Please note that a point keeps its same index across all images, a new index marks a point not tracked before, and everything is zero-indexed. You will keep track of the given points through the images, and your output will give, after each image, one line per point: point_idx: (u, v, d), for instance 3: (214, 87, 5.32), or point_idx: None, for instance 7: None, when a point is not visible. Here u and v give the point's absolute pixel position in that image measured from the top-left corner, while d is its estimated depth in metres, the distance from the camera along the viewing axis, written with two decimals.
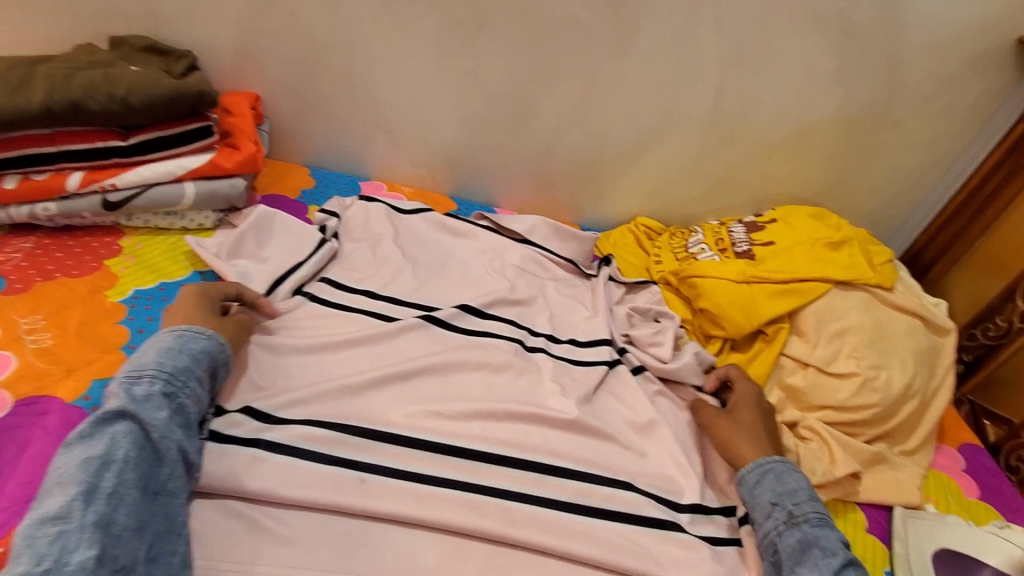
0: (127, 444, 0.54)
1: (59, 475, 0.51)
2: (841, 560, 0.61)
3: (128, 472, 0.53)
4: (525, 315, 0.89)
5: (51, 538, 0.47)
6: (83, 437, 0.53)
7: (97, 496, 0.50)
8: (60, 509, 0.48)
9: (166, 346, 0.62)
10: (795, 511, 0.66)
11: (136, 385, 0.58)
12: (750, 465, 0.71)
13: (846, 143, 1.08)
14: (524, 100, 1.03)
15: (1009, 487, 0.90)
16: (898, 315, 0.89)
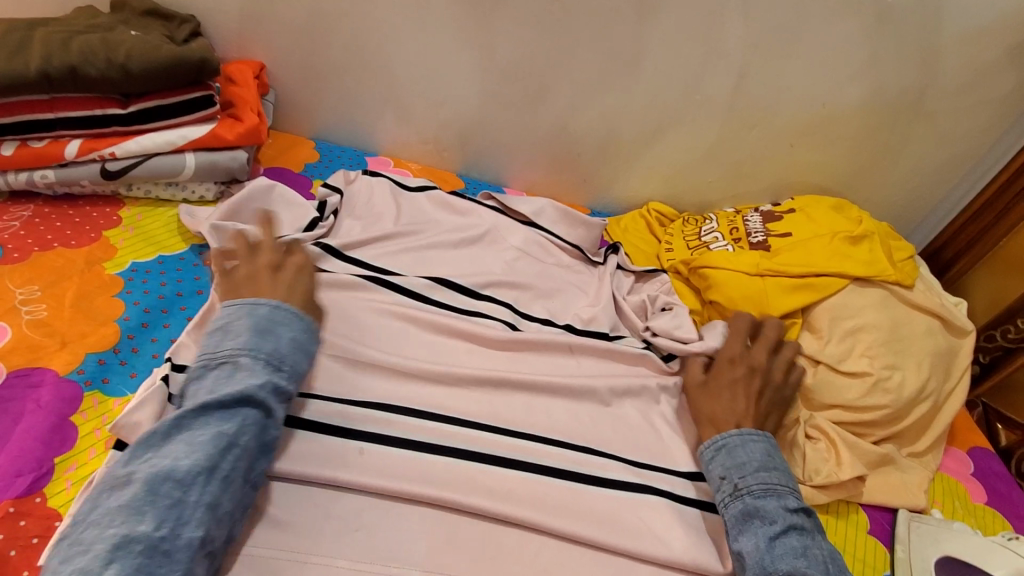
0: (252, 433, 0.54)
1: (190, 439, 0.52)
2: (780, 527, 0.62)
3: (242, 461, 0.54)
4: (522, 300, 0.88)
5: (169, 504, 0.48)
6: (218, 408, 0.54)
7: (214, 478, 0.51)
8: (183, 479, 0.50)
9: (299, 343, 0.62)
10: (742, 483, 0.67)
11: (273, 374, 0.58)
12: (708, 441, 0.72)
13: (873, 132, 1.03)
14: (537, 78, 1.00)
15: (1018, 494, 0.87)
16: (916, 315, 0.86)
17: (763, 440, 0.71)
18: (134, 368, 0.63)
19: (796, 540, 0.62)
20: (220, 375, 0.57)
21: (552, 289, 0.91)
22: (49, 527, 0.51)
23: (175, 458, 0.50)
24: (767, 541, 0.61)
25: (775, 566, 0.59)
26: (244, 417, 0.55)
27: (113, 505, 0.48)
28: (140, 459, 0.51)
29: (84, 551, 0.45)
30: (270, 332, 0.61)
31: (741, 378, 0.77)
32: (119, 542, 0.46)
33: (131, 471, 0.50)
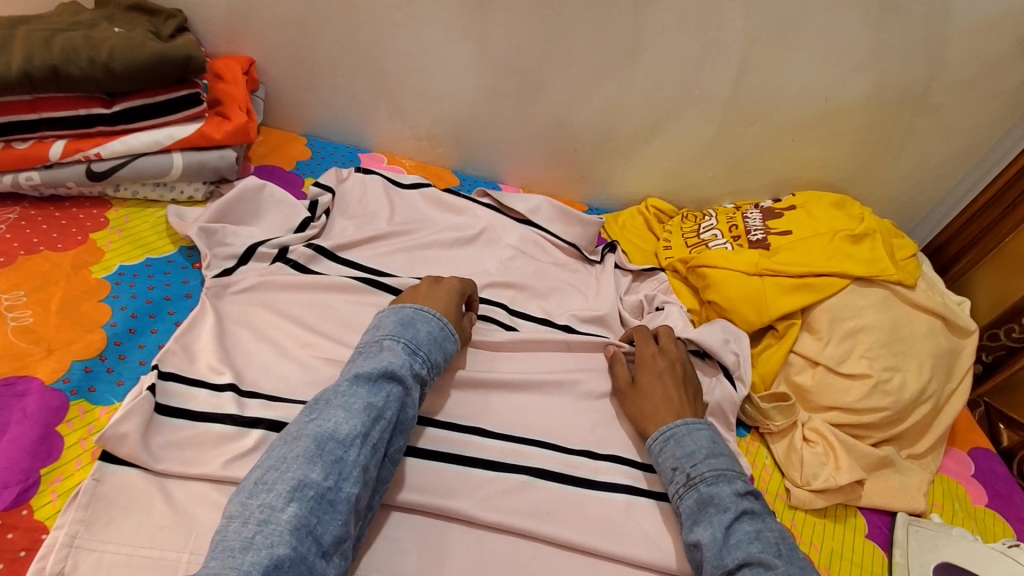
0: (395, 408, 0.59)
1: (346, 403, 0.57)
2: (733, 514, 0.60)
3: (388, 432, 0.58)
4: (517, 300, 0.87)
5: (333, 460, 0.52)
6: (370, 381, 0.59)
7: (367, 443, 0.55)
8: (344, 439, 0.54)
9: (435, 335, 0.66)
10: (693, 472, 0.65)
11: (411, 356, 0.63)
12: (656, 433, 0.69)
13: (877, 126, 1.01)
14: (532, 71, 0.97)
15: (1020, 496, 0.86)
16: (918, 315, 0.84)
17: (707, 426, 0.69)
18: (121, 376, 0.63)
19: (749, 524, 0.60)
20: (368, 354, 0.62)
21: (547, 289, 0.90)
22: (36, 540, 0.51)
23: (338, 420, 0.55)
24: (723, 531, 0.59)
25: (732, 557, 0.57)
26: (389, 392, 0.59)
27: (289, 455, 0.52)
28: (306, 419, 0.55)
29: (267, 490, 0.50)
30: (410, 326, 0.66)
31: (666, 369, 0.75)
32: (294, 486, 0.50)
33: (300, 428, 0.54)
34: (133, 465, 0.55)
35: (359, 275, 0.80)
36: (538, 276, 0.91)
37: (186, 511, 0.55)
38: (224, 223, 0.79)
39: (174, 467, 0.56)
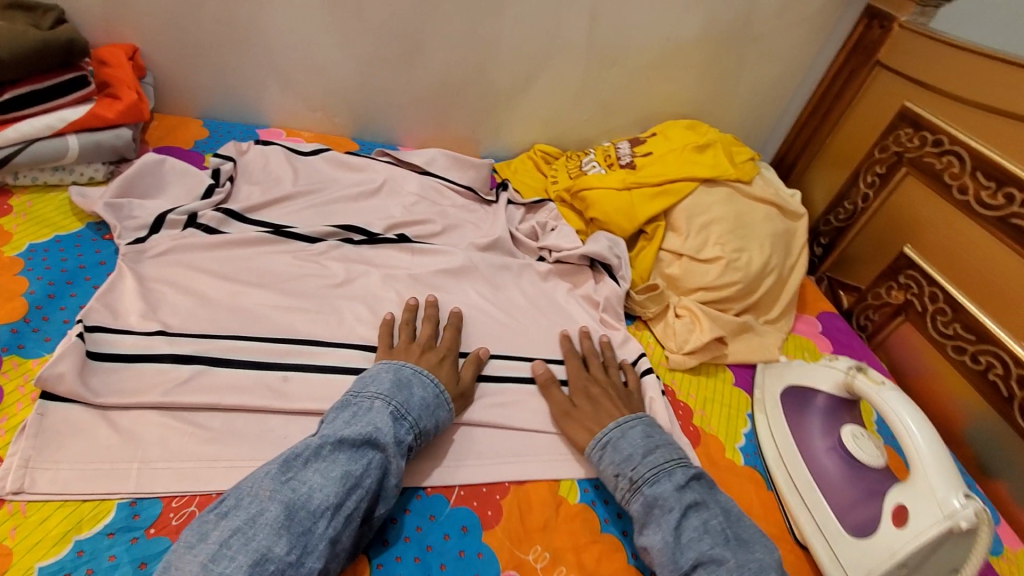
0: (374, 476, 0.58)
1: (324, 470, 0.56)
2: (678, 514, 0.61)
3: (364, 501, 0.57)
4: (422, 237, 0.97)
5: (300, 531, 0.52)
6: (353, 447, 0.58)
7: (338, 515, 0.54)
8: (315, 509, 0.53)
9: (428, 402, 0.66)
10: (635, 476, 0.66)
11: (398, 424, 0.62)
12: (591, 441, 0.70)
13: (714, 59, 1.18)
14: (410, 37, 1.07)
15: (859, 342, 1.05)
16: (757, 205, 1.02)
17: (639, 423, 0.71)
18: (48, 333, 0.67)
19: (696, 519, 0.62)
20: (355, 413, 0.62)
21: (448, 225, 1.00)
22: None
23: (312, 487, 0.54)
24: (672, 533, 0.60)
25: (686, 558, 0.59)
26: (369, 460, 0.58)
27: (260, 518, 0.51)
28: (281, 479, 0.55)
29: (229, 558, 0.49)
30: (405, 387, 0.66)
31: (601, 393, 0.76)
32: (256, 560, 0.49)
33: (274, 491, 0.54)
34: (74, 401, 0.61)
35: (266, 230, 0.88)
36: (439, 215, 1.01)
37: (131, 431, 0.61)
38: (128, 198, 0.84)
39: (112, 399, 0.62)
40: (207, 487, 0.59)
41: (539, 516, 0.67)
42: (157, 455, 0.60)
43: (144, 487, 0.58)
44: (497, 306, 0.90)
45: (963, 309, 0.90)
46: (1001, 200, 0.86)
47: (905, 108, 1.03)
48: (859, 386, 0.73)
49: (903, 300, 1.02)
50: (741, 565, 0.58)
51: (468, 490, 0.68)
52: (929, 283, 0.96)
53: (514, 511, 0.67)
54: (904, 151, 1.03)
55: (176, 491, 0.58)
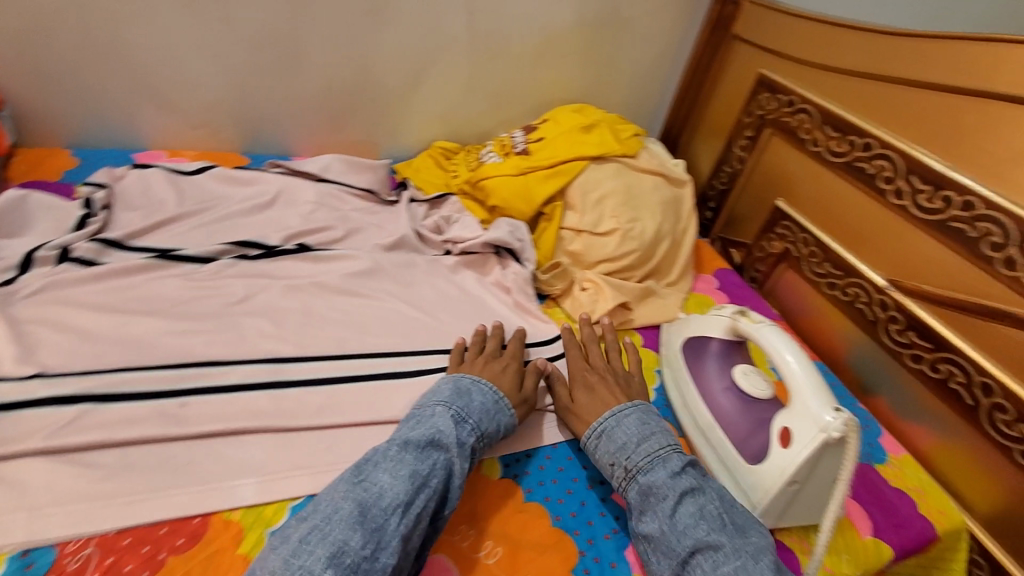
0: (440, 477, 0.60)
1: (392, 471, 0.59)
2: (673, 501, 0.62)
3: (433, 501, 0.59)
4: (325, 244, 0.96)
5: (373, 528, 0.54)
6: (417, 449, 0.62)
7: (408, 513, 0.56)
8: (386, 507, 0.56)
9: (488, 406, 0.69)
10: (630, 464, 0.67)
11: (461, 427, 0.66)
12: (589, 430, 0.72)
13: (592, 44, 1.24)
14: (288, 44, 1.05)
15: (751, 292, 1.14)
16: (643, 176, 1.09)
17: (635, 411, 0.72)
18: None
19: (691, 504, 0.62)
20: (421, 420, 0.66)
21: (351, 229, 0.99)
22: None
23: (384, 486, 0.57)
24: (669, 520, 0.61)
25: (682, 544, 0.60)
26: (434, 461, 0.61)
27: (336, 515, 0.55)
28: (354, 482, 0.58)
29: (310, 552, 0.51)
30: (466, 394, 0.70)
31: (599, 380, 0.78)
32: (335, 552, 0.52)
33: (348, 492, 0.57)
34: None
35: (151, 255, 0.84)
36: (340, 220, 1.00)
37: (14, 481, 0.57)
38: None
39: None
40: (107, 525, 0.56)
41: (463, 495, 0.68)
42: (46, 501, 0.56)
43: (33, 536, 0.54)
44: (408, 303, 0.90)
45: (830, 249, 1.01)
46: (845, 146, 0.97)
47: (762, 74, 1.14)
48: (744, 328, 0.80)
49: (782, 249, 1.12)
50: (737, 549, 0.58)
51: None
52: (801, 230, 1.07)
53: None
54: (765, 114, 1.13)
55: (72, 534, 0.55)
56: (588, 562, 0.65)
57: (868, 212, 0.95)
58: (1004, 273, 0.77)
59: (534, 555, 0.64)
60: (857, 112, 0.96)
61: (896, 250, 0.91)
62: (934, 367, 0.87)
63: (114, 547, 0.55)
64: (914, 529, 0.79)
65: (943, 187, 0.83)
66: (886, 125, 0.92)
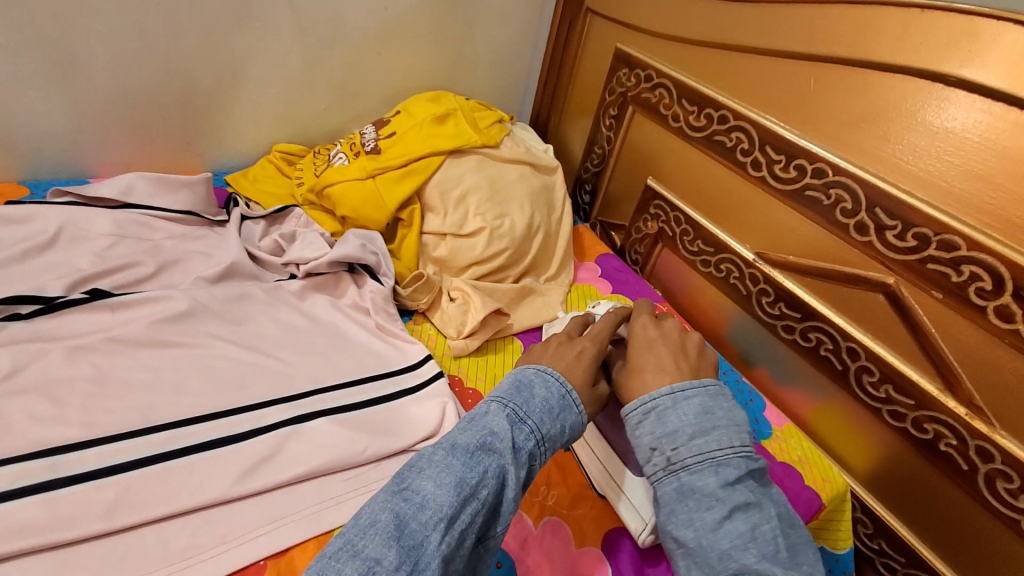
0: (492, 488, 0.49)
1: (435, 476, 0.48)
2: (721, 515, 0.51)
3: (481, 517, 0.48)
4: (129, 285, 0.78)
5: (409, 547, 0.44)
6: (467, 453, 0.50)
7: (453, 529, 0.46)
8: (427, 521, 0.46)
9: (551, 403, 0.57)
10: (675, 457, 0.54)
11: (518, 429, 0.53)
12: (634, 403, 0.59)
13: (441, 24, 1.13)
14: (51, 41, 0.84)
15: (633, 276, 1.10)
16: (508, 166, 1.01)
17: (699, 393, 0.57)
18: None
19: (742, 523, 0.51)
20: (473, 421, 0.54)
21: (163, 262, 0.82)
22: None
23: (427, 494, 0.47)
24: (708, 534, 0.51)
25: (723, 563, 0.50)
26: (486, 468, 0.50)
27: (371, 527, 0.45)
28: (393, 489, 0.48)
29: (336, 570, 0.42)
30: (526, 389, 0.57)
31: (659, 338, 0.66)
32: (366, 571, 0.42)
33: (386, 501, 0.47)
34: None
35: None
36: (150, 253, 0.83)
37: None
38: None
39: None
40: None
41: None
42: None
43: None
44: (243, 345, 0.76)
45: (701, 226, 0.99)
46: (704, 120, 0.94)
47: (618, 49, 1.09)
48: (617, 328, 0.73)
49: (657, 229, 1.09)
50: None
51: None
52: (672, 209, 1.04)
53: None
54: (626, 91, 1.09)
55: None
56: None
57: (731, 186, 0.93)
58: (859, 238, 0.77)
59: None
60: (710, 83, 0.93)
61: (760, 223, 0.90)
62: (805, 336, 0.87)
63: None
64: (802, 502, 0.79)
65: (796, 156, 0.82)
66: (738, 96, 0.89)
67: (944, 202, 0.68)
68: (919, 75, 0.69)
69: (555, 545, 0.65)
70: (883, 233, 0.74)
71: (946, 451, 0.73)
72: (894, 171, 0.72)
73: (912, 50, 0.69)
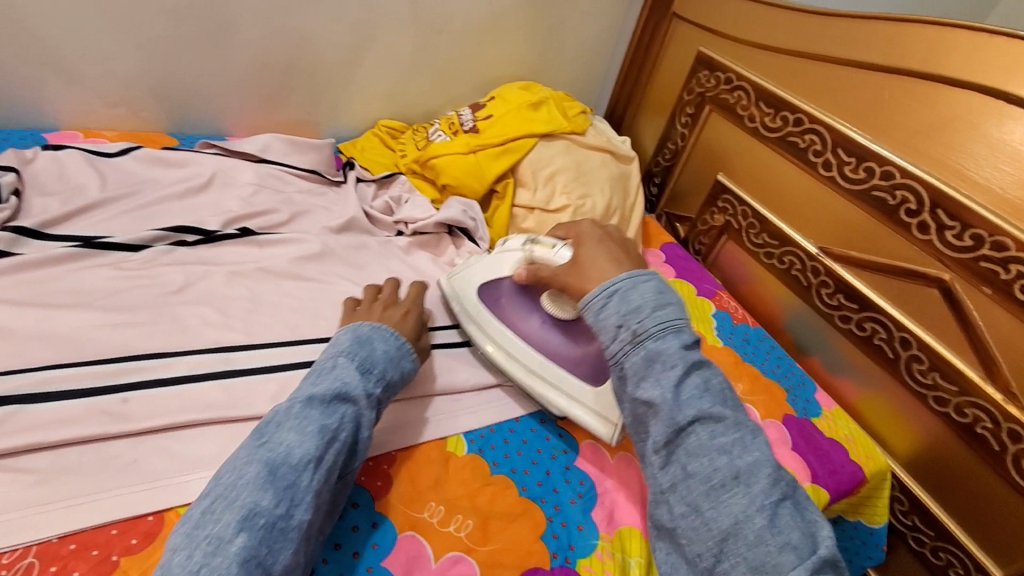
0: (349, 429, 0.58)
1: (294, 425, 0.55)
2: (682, 371, 0.58)
3: (342, 454, 0.56)
4: (268, 227, 0.91)
5: (286, 485, 0.51)
6: (324, 403, 0.58)
7: (321, 467, 0.54)
8: (297, 463, 0.52)
9: (391, 353, 0.67)
10: (639, 329, 0.61)
11: (368, 377, 0.63)
12: (598, 289, 0.65)
13: (536, 20, 1.23)
14: (212, 13, 0.97)
15: (696, 264, 1.19)
16: (592, 152, 1.11)
17: (652, 277, 0.65)
18: None
19: (697, 378, 0.59)
20: (321, 375, 0.61)
21: (295, 210, 0.96)
22: None
23: (291, 443, 0.53)
24: (672, 389, 0.58)
25: (684, 414, 0.57)
26: (343, 413, 0.58)
27: (240, 480, 0.51)
28: (257, 444, 0.54)
29: (216, 520, 0.48)
30: (367, 343, 0.67)
31: (604, 237, 0.75)
32: (245, 516, 0.48)
33: (252, 455, 0.53)
34: None
35: (74, 243, 0.77)
36: (283, 202, 0.96)
37: None
38: None
39: None
40: (46, 533, 0.52)
41: (430, 473, 0.68)
42: None
43: None
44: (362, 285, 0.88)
45: (767, 220, 1.07)
46: (779, 122, 1.02)
47: (701, 52, 1.17)
48: (541, 255, 0.78)
49: (724, 222, 1.17)
50: (737, 423, 0.57)
51: None
52: (739, 204, 1.12)
53: (407, 474, 0.67)
54: (704, 91, 1.18)
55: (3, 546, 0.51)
56: (557, 527, 0.67)
57: (799, 183, 1.01)
58: (919, 236, 0.84)
59: (502, 525, 0.65)
60: (789, 88, 1.01)
61: (825, 218, 0.97)
62: (861, 326, 0.94)
63: (57, 555, 0.52)
64: (844, 474, 0.87)
65: (865, 158, 0.89)
66: (815, 102, 0.97)
67: (1001, 208, 0.75)
68: (988, 92, 0.75)
69: (630, 473, 0.75)
70: (943, 232, 0.81)
71: (982, 433, 0.80)
72: (957, 177, 0.79)
73: (986, 69, 0.75)
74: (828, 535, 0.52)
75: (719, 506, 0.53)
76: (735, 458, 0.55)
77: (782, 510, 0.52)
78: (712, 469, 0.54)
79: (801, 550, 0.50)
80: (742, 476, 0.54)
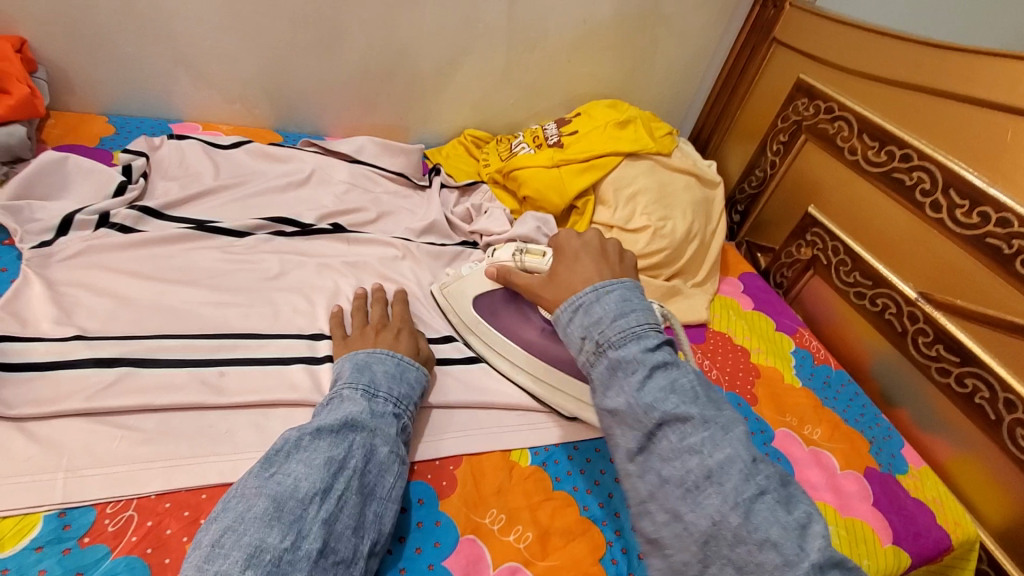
0: (358, 455, 0.58)
1: (302, 459, 0.56)
2: (644, 373, 0.56)
3: (354, 479, 0.56)
4: (356, 224, 0.96)
5: (292, 520, 0.51)
6: (332, 432, 0.58)
7: (329, 498, 0.53)
8: (304, 496, 0.52)
9: (392, 372, 0.68)
10: (601, 338, 0.60)
11: (375, 402, 0.63)
12: (565, 304, 0.64)
13: (631, 39, 1.23)
14: (326, 21, 1.04)
15: (776, 297, 1.14)
16: (675, 175, 1.09)
17: (619, 286, 0.63)
18: None
19: (662, 377, 0.56)
20: (330, 406, 0.62)
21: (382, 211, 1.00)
22: None
23: (299, 476, 0.54)
24: (634, 393, 0.55)
25: (651, 417, 0.54)
26: (351, 441, 0.58)
27: (248, 514, 0.51)
28: (265, 476, 0.54)
29: (225, 555, 0.47)
30: (367, 368, 0.67)
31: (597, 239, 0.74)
32: (252, 553, 0.48)
33: (260, 487, 0.53)
34: None
35: (187, 225, 0.84)
36: (372, 202, 1.01)
37: (53, 441, 0.58)
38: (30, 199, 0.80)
39: (29, 410, 0.59)
40: (146, 489, 0.57)
41: (493, 481, 0.69)
42: (85, 463, 0.57)
43: (74, 497, 0.55)
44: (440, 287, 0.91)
45: (860, 258, 1.01)
46: (883, 156, 0.97)
47: (801, 79, 1.14)
48: (534, 264, 0.77)
49: (811, 256, 1.12)
50: (707, 421, 0.53)
51: (421, 466, 0.68)
52: (832, 238, 1.07)
53: (465, 481, 0.68)
54: (801, 119, 1.14)
55: (110, 496, 0.56)
56: (616, 552, 0.65)
57: (901, 222, 0.94)
58: None
59: (560, 544, 0.64)
60: (898, 121, 0.96)
61: (928, 263, 0.91)
62: (960, 381, 0.86)
63: (153, 510, 0.56)
64: (930, 538, 0.79)
65: (980, 202, 0.82)
66: (927, 138, 0.91)
67: None
68: None
69: None
70: None
71: None
72: None
73: None
74: (820, 532, 0.48)
75: (698, 509, 0.50)
76: (706, 457, 0.51)
77: (759, 505, 0.48)
78: (685, 470, 0.52)
79: (782, 547, 0.47)
80: (716, 474, 0.51)
